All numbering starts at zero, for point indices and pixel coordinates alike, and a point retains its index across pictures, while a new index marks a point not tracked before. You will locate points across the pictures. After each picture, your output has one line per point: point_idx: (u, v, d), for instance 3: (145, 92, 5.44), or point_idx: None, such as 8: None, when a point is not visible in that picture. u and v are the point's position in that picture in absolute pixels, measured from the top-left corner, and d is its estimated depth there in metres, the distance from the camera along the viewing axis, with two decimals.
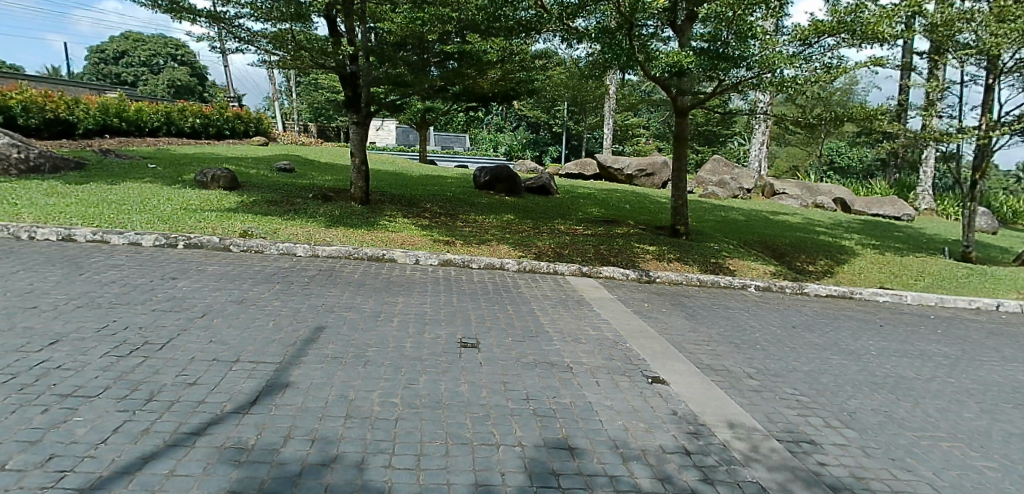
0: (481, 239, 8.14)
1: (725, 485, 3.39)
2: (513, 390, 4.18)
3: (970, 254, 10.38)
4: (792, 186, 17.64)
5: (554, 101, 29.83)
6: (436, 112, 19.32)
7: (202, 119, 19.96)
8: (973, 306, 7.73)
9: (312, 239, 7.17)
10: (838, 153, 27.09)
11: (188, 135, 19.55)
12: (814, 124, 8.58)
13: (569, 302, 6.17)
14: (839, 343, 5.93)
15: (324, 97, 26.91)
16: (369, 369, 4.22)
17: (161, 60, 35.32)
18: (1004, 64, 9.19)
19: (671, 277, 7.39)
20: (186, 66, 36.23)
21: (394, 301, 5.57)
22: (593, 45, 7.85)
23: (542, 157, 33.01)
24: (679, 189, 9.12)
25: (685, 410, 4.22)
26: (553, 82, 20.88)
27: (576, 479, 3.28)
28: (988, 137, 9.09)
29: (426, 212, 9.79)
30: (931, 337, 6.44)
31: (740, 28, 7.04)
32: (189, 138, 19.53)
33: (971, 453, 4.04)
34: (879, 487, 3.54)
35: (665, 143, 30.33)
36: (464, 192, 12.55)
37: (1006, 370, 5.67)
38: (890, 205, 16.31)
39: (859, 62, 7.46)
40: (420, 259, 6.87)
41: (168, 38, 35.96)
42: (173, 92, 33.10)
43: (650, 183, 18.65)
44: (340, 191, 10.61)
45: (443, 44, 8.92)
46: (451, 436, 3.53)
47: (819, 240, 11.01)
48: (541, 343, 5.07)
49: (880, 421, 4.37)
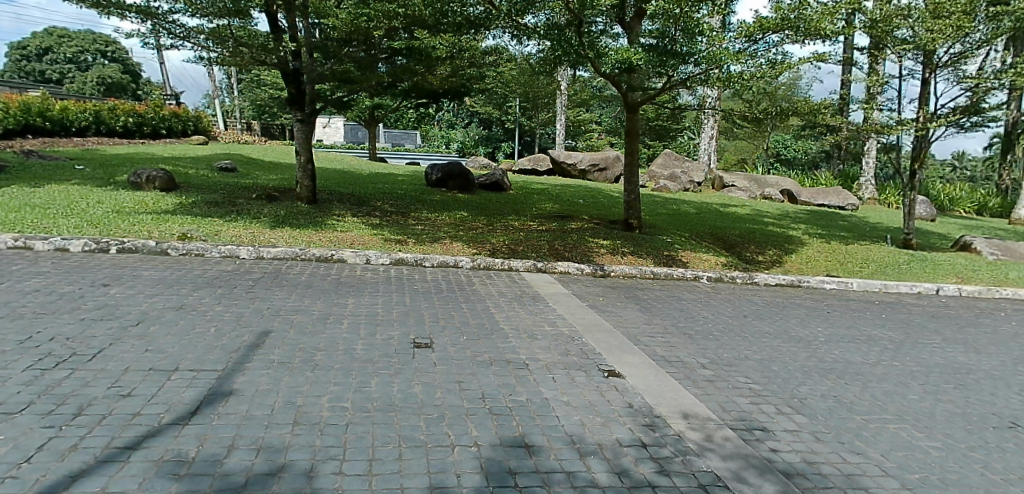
0: (433, 237, 8.03)
1: (681, 476, 3.39)
2: (468, 389, 4.12)
3: (910, 242, 10.76)
4: (741, 179, 17.98)
5: (506, 97, 29.86)
6: (386, 108, 19.06)
7: (135, 118, 19.19)
8: (915, 292, 8.03)
9: (257, 241, 6.95)
10: (784, 146, 27.94)
11: (120, 134, 18.76)
12: (761, 119, 8.72)
13: (525, 298, 6.14)
14: (788, 331, 6.05)
15: (267, 95, 26.23)
16: (318, 373, 4.09)
17: (89, 57, 33.86)
18: (938, 59, 9.58)
19: (626, 271, 7.43)
20: (117, 63, 34.82)
21: (344, 302, 5.43)
22: (543, 42, 7.81)
23: (494, 152, 32.92)
24: (632, 183, 9.19)
25: (641, 403, 4.23)
26: (505, 78, 20.90)
27: (533, 477, 3.24)
28: (925, 129, 9.46)
29: (376, 211, 9.62)
30: (876, 321, 6.65)
31: (688, 24, 7.11)
32: (121, 138, 18.74)
33: (916, 434, 4.16)
34: (830, 471, 3.60)
35: (617, 138, 30.71)
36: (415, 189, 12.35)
37: (947, 352, 5.90)
38: (835, 195, 16.80)
39: (802, 58, 7.63)
40: (371, 258, 6.74)
41: (96, 34, 34.56)
42: (103, 89, 31.74)
43: (603, 178, 18.78)
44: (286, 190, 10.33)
45: (390, 40, 8.86)
46: (404, 439, 3.44)
47: (768, 230, 11.28)
48: (496, 340, 5.01)
49: (829, 406, 4.47)
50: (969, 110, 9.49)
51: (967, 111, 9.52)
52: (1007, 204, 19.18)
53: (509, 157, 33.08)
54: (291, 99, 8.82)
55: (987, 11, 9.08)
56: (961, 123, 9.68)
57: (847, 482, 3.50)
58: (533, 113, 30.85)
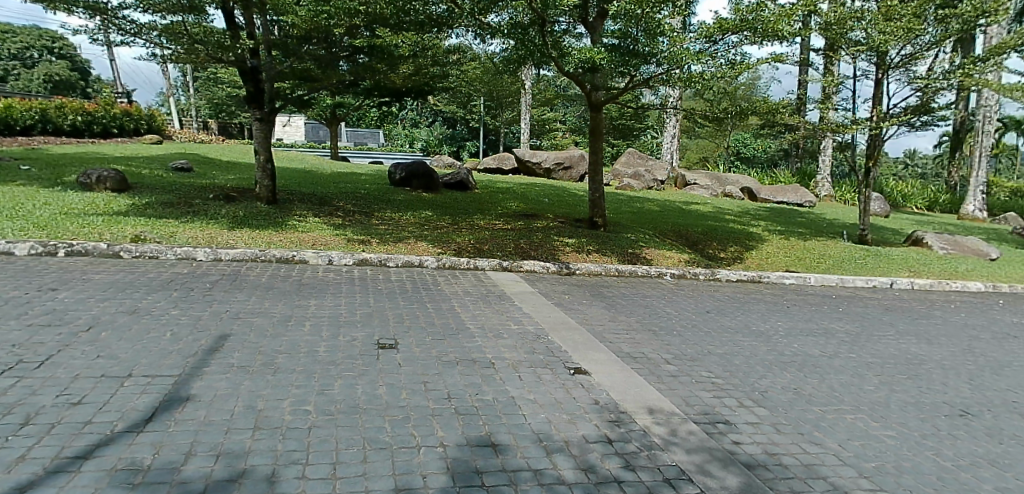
0: (398, 237, 7.96)
1: (646, 470, 3.43)
2: (434, 390, 4.09)
3: (866, 238, 11.07)
4: (703, 178, 18.27)
5: (470, 96, 29.80)
6: (347, 107, 18.82)
7: (84, 116, 18.58)
8: (870, 286, 8.29)
9: (215, 242, 6.78)
10: (744, 144, 28.51)
11: (68, 133, 18.15)
12: (722, 118, 8.87)
13: (490, 297, 6.13)
14: (749, 325, 6.18)
15: (225, 93, 25.65)
16: (279, 376, 4.01)
17: (35, 53, 32.73)
18: (891, 60, 9.89)
19: (591, 269, 7.49)
20: (64, 60, 33.68)
21: (307, 304, 5.34)
22: (506, 41, 7.79)
23: (459, 152, 32.77)
24: (596, 182, 9.26)
25: (606, 399, 4.27)
26: (469, 77, 20.85)
27: (500, 476, 3.23)
28: (878, 128, 9.75)
29: (339, 211, 9.48)
30: (833, 315, 6.83)
31: (649, 25, 7.18)
32: (69, 137, 18.13)
33: (872, 424, 4.28)
34: (790, 462, 3.68)
35: (581, 137, 30.93)
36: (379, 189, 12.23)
37: (901, 343, 6.10)
38: (793, 193, 17.25)
39: (760, 59, 7.79)
40: (334, 259, 6.65)
41: (42, 29, 33.61)
42: (50, 87, 30.59)
43: (568, 177, 18.88)
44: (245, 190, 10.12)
45: (351, 38, 8.67)
46: (369, 441, 3.40)
47: (729, 227, 11.50)
48: (462, 340, 4.98)
49: (789, 398, 4.58)
50: (919, 109, 9.83)
51: (918, 110, 9.87)
52: (955, 200, 19.92)
53: (474, 156, 32.99)
54: (248, 96, 8.74)
55: (936, 13, 9.37)
56: (912, 122, 10.03)
57: (807, 472, 3.58)
58: (497, 112, 30.86)
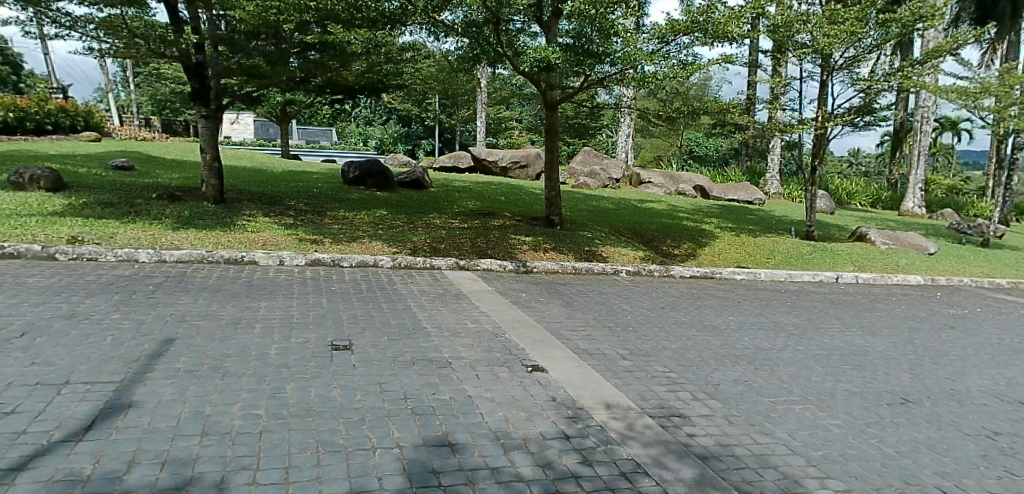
0: (352, 237, 7.83)
1: (603, 465, 3.45)
2: (390, 390, 4.03)
3: (813, 234, 11.43)
4: (657, 176, 18.57)
5: (426, 95, 29.63)
6: (299, 104, 18.46)
7: (15, 113, 17.79)
8: (817, 280, 8.57)
9: (159, 243, 6.55)
10: (697, 143, 29.16)
11: None
12: (675, 117, 9.03)
13: (447, 297, 6.09)
14: (702, 320, 6.31)
15: (169, 89, 24.82)
16: (229, 380, 3.89)
17: None
18: (835, 62, 10.24)
19: (548, 267, 7.52)
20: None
21: (257, 306, 5.20)
22: (461, 39, 7.77)
23: (414, 150, 32.42)
24: (552, 180, 9.31)
25: (563, 395, 4.29)
26: (425, 75, 20.70)
27: (457, 475, 3.21)
28: (824, 127, 10.08)
29: (290, 210, 9.27)
30: (783, 309, 7.03)
31: (603, 25, 7.26)
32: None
33: (820, 413, 4.42)
34: (742, 452, 3.76)
35: (538, 136, 31.09)
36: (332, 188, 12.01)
37: (846, 335, 6.33)
38: (744, 191, 17.72)
39: (711, 60, 7.96)
40: (285, 259, 6.50)
41: None
42: None
43: (525, 175, 18.92)
44: (191, 189, 9.78)
45: (302, 34, 8.49)
46: (322, 444, 3.33)
47: (682, 225, 11.72)
48: (418, 340, 4.93)
49: (740, 390, 4.69)
50: (862, 109, 10.21)
51: (861, 111, 10.25)
52: (896, 197, 20.79)
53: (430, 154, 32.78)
54: (195, 93, 8.47)
55: (878, 18, 9.70)
56: (855, 122, 10.41)
57: (758, 461, 3.67)
58: (453, 110, 30.71)
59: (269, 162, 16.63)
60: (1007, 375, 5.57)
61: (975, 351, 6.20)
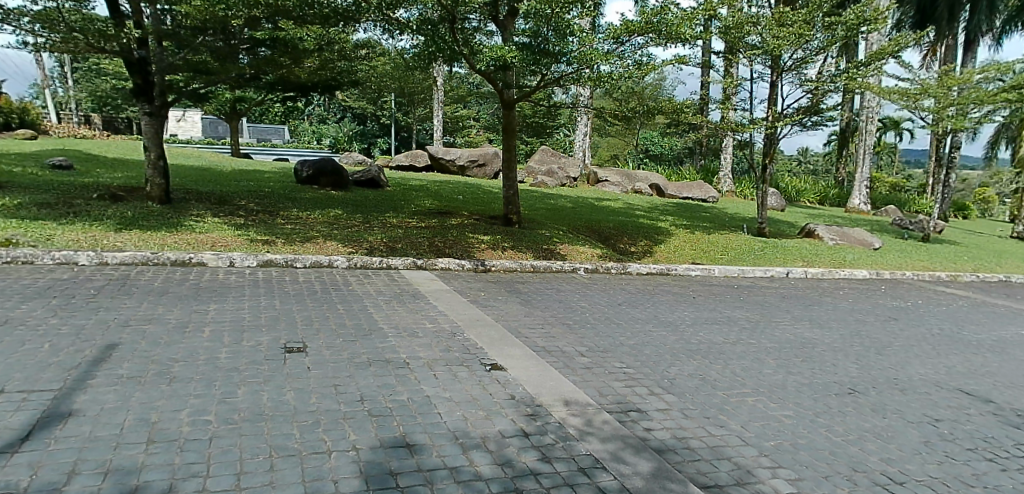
0: (305, 237, 7.68)
1: (562, 461, 3.47)
2: (345, 393, 3.97)
3: (764, 231, 11.74)
4: (613, 174, 18.83)
5: (381, 93, 29.31)
6: (249, 102, 18.02)
7: None
8: (768, 275, 8.80)
9: (100, 245, 6.29)
10: (652, 143, 29.65)
11: None
12: (631, 117, 9.14)
13: (404, 297, 6.03)
14: (658, 316, 6.41)
15: (110, 85, 23.88)
16: (176, 386, 3.77)
17: None
18: (783, 63, 10.55)
19: (506, 266, 7.52)
20: None
21: (206, 309, 5.05)
22: (416, 37, 7.71)
23: (370, 149, 32.01)
24: (510, 179, 9.32)
25: (522, 393, 4.29)
26: (381, 73, 20.44)
27: (415, 476, 3.17)
28: (774, 127, 10.36)
29: (240, 210, 9.04)
30: (736, 304, 7.21)
31: (559, 25, 7.30)
32: None
33: (771, 405, 4.54)
34: (697, 444, 3.84)
35: (495, 135, 31.12)
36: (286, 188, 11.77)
37: (796, 328, 6.52)
38: (698, 189, 18.10)
39: (665, 60, 8.09)
40: (236, 261, 6.34)
41: None
42: None
43: (483, 174, 18.91)
44: (134, 188, 9.44)
45: (252, 30, 8.28)
46: (276, 449, 3.25)
47: (639, 222, 11.89)
48: (375, 341, 4.87)
49: (696, 384, 4.78)
50: (810, 110, 10.55)
51: (809, 111, 10.57)
52: (842, 194, 21.56)
53: (386, 153, 32.44)
54: (137, 90, 8.16)
55: (823, 21, 10.05)
56: (804, 121, 10.73)
57: (712, 453, 3.74)
58: (409, 109, 30.46)
59: (219, 161, 16.18)
60: (947, 364, 5.82)
61: (917, 342, 6.47)
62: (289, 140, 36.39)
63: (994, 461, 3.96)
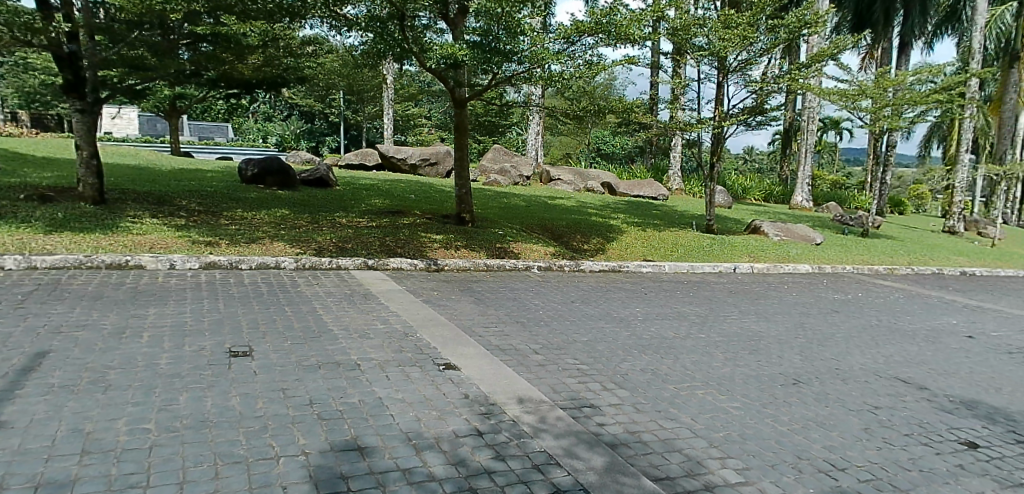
0: (250, 238, 7.48)
1: (516, 459, 3.47)
2: (294, 396, 3.87)
3: (712, 228, 12.03)
4: (566, 174, 18.94)
5: (329, 90, 28.82)
6: (190, 99, 17.40)
7: None
8: (716, 271, 9.03)
9: (28, 248, 5.98)
10: (604, 142, 30.06)
11: None
12: (582, 116, 9.23)
13: (355, 297, 5.94)
14: (610, 312, 6.49)
15: (38, 81, 22.71)
16: (112, 394, 3.61)
17: None
18: (730, 64, 10.82)
19: (460, 265, 7.49)
20: None
21: (145, 313, 4.86)
22: (365, 34, 7.67)
23: (318, 148, 31.44)
24: (463, 178, 9.30)
25: (476, 392, 4.28)
26: (328, 69, 20.11)
27: (367, 479, 3.12)
28: (720, 126, 10.62)
29: (180, 211, 8.76)
30: (686, 299, 7.37)
31: (510, 24, 7.32)
32: None
33: (720, 397, 4.65)
34: (649, 438, 3.90)
35: (447, 134, 31.00)
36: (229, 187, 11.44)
37: (743, 321, 6.72)
38: (648, 187, 18.42)
39: (615, 60, 8.20)
40: (176, 263, 6.13)
41: None
42: None
43: (435, 173, 18.77)
44: (65, 189, 9.03)
45: (192, 24, 8.04)
46: (220, 456, 3.15)
47: (591, 220, 12.02)
48: (325, 343, 4.78)
49: (647, 378, 4.86)
50: (755, 110, 10.85)
51: (754, 111, 10.88)
52: (786, 192, 22.29)
53: (335, 152, 31.92)
54: (67, 85, 7.82)
55: (767, 23, 10.38)
56: (749, 121, 11.04)
57: (664, 446, 3.81)
58: (359, 107, 30.03)
59: (159, 160, 15.60)
60: (884, 353, 6.08)
61: (856, 332, 6.74)
62: (233, 138, 35.37)
63: (929, 445, 4.14)
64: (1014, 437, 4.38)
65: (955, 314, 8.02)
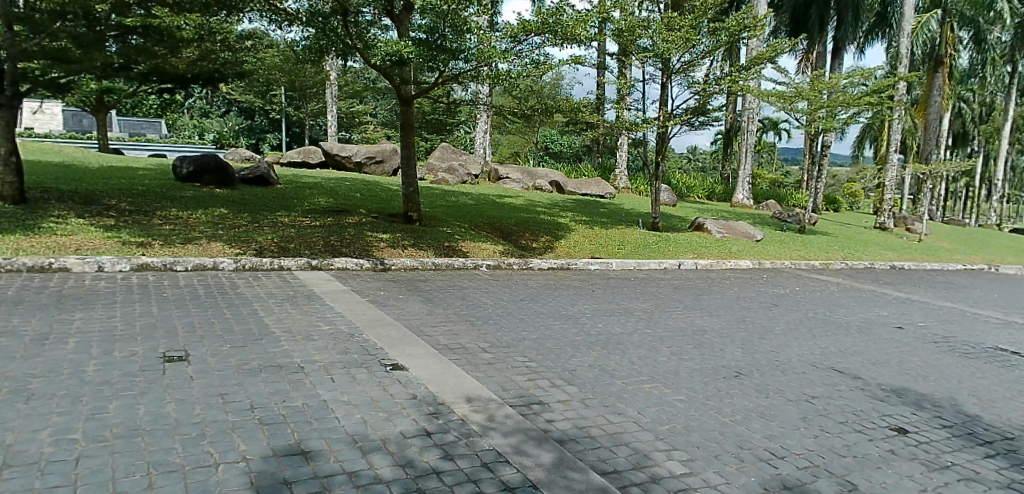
0: (185, 238, 7.21)
1: (465, 458, 3.45)
2: (233, 401, 3.74)
3: (658, 225, 12.27)
4: (514, 171, 19.16)
5: (270, 86, 28.05)
6: (118, 93, 16.60)
7: None
8: (662, 267, 9.23)
9: None
10: (552, 140, 30.28)
11: None
12: (530, 114, 9.27)
13: (299, 298, 5.80)
14: (559, 310, 6.54)
15: None
16: (35, 404, 3.41)
17: None
18: (673, 66, 11.06)
19: (407, 264, 7.41)
20: None
21: (71, 318, 4.62)
22: (306, 29, 7.50)
23: (258, 145, 30.53)
24: (410, 176, 9.22)
25: (424, 392, 4.23)
26: (267, 64, 19.56)
27: (312, 483, 3.04)
28: (665, 126, 10.86)
29: (109, 210, 8.36)
30: (632, 295, 7.49)
31: (455, 22, 7.30)
32: None
33: (665, 390, 4.75)
34: (597, 433, 3.94)
35: (394, 132, 30.63)
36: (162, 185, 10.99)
37: (687, 316, 6.88)
38: (596, 186, 18.68)
39: (562, 60, 8.27)
40: (105, 265, 5.84)
41: None
42: None
43: (381, 171, 18.51)
44: None
45: (121, 16, 7.71)
46: (154, 465, 3.01)
47: (540, 219, 12.10)
48: (266, 345, 4.64)
49: (595, 374, 4.92)
50: (698, 110, 11.13)
51: (696, 112, 11.17)
52: (727, 190, 22.97)
53: (277, 149, 31.09)
54: None
55: (709, 26, 10.66)
56: (692, 121, 11.32)
57: (612, 440, 3.86)
58: (301, 103, 29.35)
59: (86, 157, 14.82)
60: (821, 345, 6.33)
61: (794, 325, 7.00)
62: (166, 134, 33.92)
63: (862, 432, 4.34)
64: (939, 422, 4.64)
65: (886, 306, 8.43)
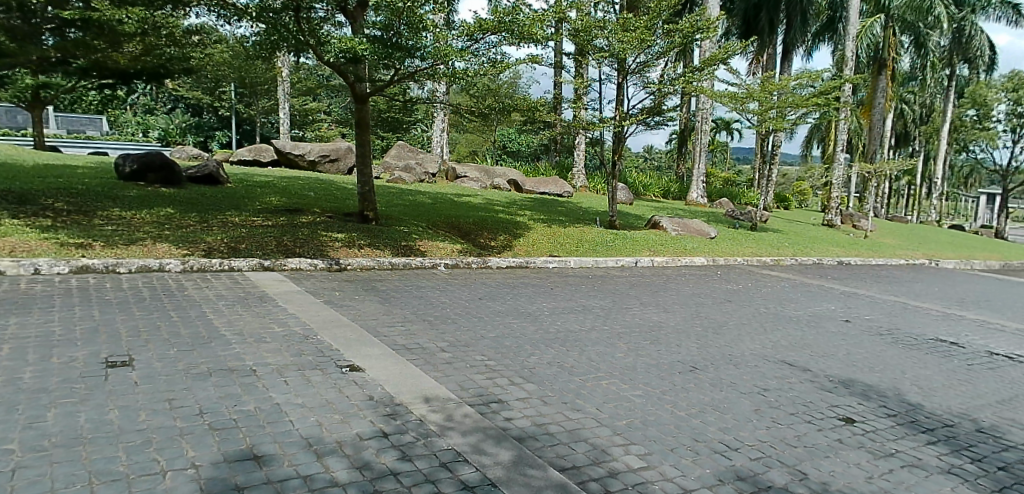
0: (128, 239, 6.96)
1: (423, 458, 3.42)
2: (181, 407, 3.63)
3: (615, 224, 12.42)
4: (472, 170, 19.11)
5: (219, 82, 27.26)
6: (55, 87, 15.85)
7: None
8: (619, 265, 9.34)
9: None
10: (510, 139, 30.29)
11: None
12: (487, 113, 9.27)
13: (251, 300, 5.66)
14: (518, 308, 6.55)
15: None
16: None
17: None
18: (629, 66, 11.21)
19: (363, 264, 7.31)
20: None
21: (4, 324, 4.39)
22: (256, 25, 7.33)
23: (208, 143, 29.62)
24: (366, 175, 9.12)
25: (381, 393, 4.18)
26: (215, 60, 19.00)
27: (264, 489, 2.97)
28: (621, 126, 11.01)
29: (46, 210, 7.99)
30: (590, 293, 7.56)
31: (412, 20, 7.24)
32: None
33: (623, 386, 4.81)
34: (556, 429, 3.96)
35: (349, 130, 30.17)
36: (105, 185, 10.57)
37: (644, 313, 6.98)
38: (553, 185, 18.78)
39: (518, 59, 8.30)
40: (42, 268, 5.59)
41: None
42: None
43: (336, 169, 18.22)
44: None
45: (58, 8, 7.41)
46: (97, 474, 2.89)
47: (498, 217, 12.10)
48: (216, 348, 4.51)
49: (554, 371, 4.94)
50: (653, 110, 11.32)
51: (652, 111, 11.35)
52: (682, 189, 23.39)
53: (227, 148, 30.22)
54: None
55: (663, 28, 10.85)
56: (648, 121, 11.50)
57: (570, 437, 3.88)
58: (252, 100, 28.59)
59: (21, 155, 14.14)
60: (772, 339, 6.51)
61: (747, 320, 7.18)
62: (109, 132, 32.62)
63: (811, 423, 4.48)
64: (884, 411, 4.81)
65: (834, 300, 8.73)
